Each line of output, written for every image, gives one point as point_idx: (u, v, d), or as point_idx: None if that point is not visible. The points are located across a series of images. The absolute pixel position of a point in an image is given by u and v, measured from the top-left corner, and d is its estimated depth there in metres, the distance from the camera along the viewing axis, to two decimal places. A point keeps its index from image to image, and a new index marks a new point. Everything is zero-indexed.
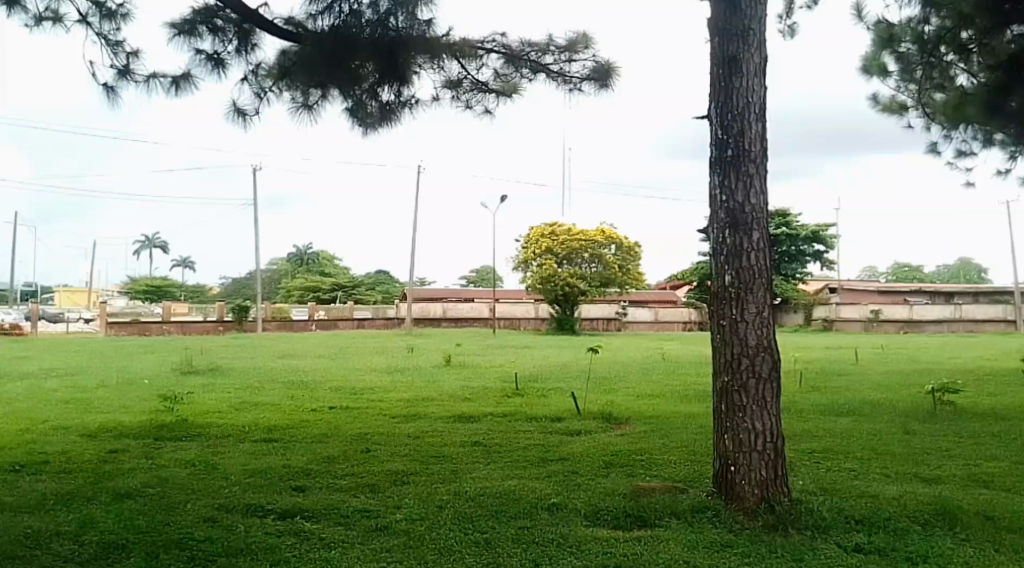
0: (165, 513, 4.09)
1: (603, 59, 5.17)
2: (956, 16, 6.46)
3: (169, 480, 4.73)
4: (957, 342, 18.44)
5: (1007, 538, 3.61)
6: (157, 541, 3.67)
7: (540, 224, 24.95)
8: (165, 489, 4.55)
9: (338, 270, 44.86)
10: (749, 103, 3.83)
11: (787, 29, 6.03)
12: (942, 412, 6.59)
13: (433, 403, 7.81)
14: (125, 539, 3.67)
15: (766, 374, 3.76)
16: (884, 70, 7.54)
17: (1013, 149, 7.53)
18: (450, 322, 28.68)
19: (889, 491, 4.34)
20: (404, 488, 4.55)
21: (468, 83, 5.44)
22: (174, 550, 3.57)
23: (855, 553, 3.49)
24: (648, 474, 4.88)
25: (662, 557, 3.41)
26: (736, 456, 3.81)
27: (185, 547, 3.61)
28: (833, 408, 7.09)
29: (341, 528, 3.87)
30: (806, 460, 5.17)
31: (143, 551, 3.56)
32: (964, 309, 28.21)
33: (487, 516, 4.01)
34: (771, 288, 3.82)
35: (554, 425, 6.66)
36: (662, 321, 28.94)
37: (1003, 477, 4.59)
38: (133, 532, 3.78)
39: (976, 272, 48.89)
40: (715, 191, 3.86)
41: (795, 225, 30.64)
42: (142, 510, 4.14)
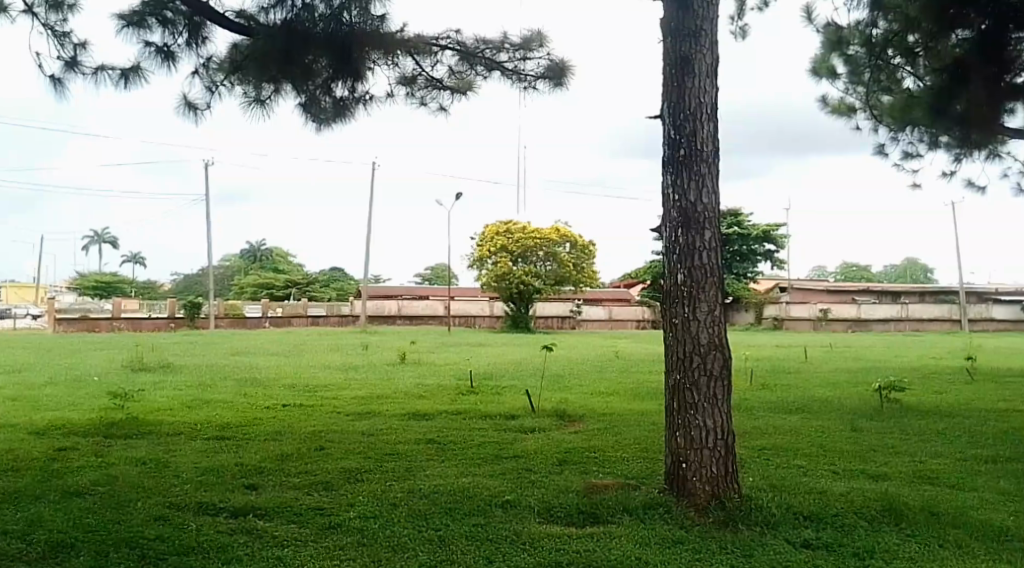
0: (115, 511, 3.96)
1: (558, 57, 5.14)
2: (903, 19, 6.56)
3: (119, 478, 4.58)
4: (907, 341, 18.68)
5: (951, 534, 3.68)
6: (105, 541, 3.53)
7: (493, 223, 24.88)
8: (115, 487, 4.40)
9: (292, 267, 44.32)
10: (700, 103, 3.84)
11: (739, 30, 6.07)
12: (889, 409, 6.73)
13: (387, 401, 7.73)
14: (74, 538, 3.54)
15: (717, 372, 3.77)
16: (833, 73, 7.69)
17: (957, 151, 7.72)
18: (405, 320, 28.50)
19: (836, 488, 4.41)
20: (357, 486, 4.47)
21: (422, 79, 5.38)
22: (124, 549, 3.45)
23: (803, 549, 3.52)
24: (601, 471, 4.88)
25: (615, 554, 3.40)
26: (687, 453, 3.82)
27: (135, 545, 3.49)
28: (782, 405, 7.19)
29: (294, 526, 3.78)
30: (756, 457, 5.23)
31: (93, 549, 3.44)
32: (909, 309, 28.96)
33: (440, 513, 3.96)
34: (723, 286, 3.84)
35: (509, 422, 6.63)
36: (616, 319, 29.17)
37: (947, 473, 4.70)
38: (82, 531, 3.65)
39: (920, 272, 50.27)
40: (668, 190, 3.86)
41: (746, 225, 31.09)
42: (91, 508, 4.00)
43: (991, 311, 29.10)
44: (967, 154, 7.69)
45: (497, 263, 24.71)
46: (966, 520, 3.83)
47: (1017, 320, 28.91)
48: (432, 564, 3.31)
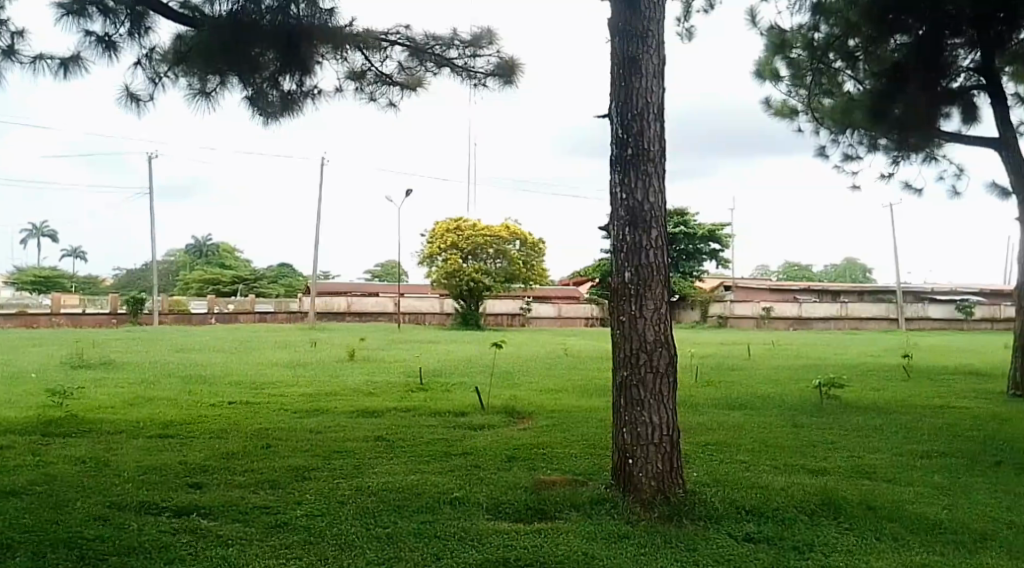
0: (52, 511, 3.85)
1: (508, 55, 5.16)
2: (844, 24, 6.71)
3: (57, 478, 4.45)
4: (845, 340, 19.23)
5: (887, 527, 3.81)
6: (43, 541, 3.45)
7: (443, 220, 24.86)
8: (53, 487, 4.28)
9: (239, 262, 43.60)
10: (647, 103, 3.90)
11: (685, 33, 6.16)
12: (829, 405, 6.92)
13: (335, 398, 7.66)
14: (9, 540, 3.44)
15: (663, 368, 3.84)
16: (776, 76, 7.87)
17: (895, 154, 7.96)
18: (354, 316, 28.25)
19: (777, 482, 4.52)
20: (305, 483, 4.43)
21: (372, 74, 5.34)
22: (62, 549, 3.37)
23: (745, 543, 3.61)
24: (549, 467, 4.92)
25: (561, 549, 3.44)
26: (634, 449, 3.87)
27: (74, 545, 3.41)
28: (726, 402, 7.34)
29: (238, 525, 3.73)
30: (701, 453, 5.33)
31: (29, 550, 3.35)
32: (849, 307, 29.79)
33: (389, 511, 3.95)
34: (669, 285, 3.91)
35: (458, 419, 6.63)
36: (565, 316, 29.36)
37: (883, 468, 4.86)
38: (18, 532, 3.54)
39: (859, 272, 51.67)
40: (615, 189, 3.91)
41: (692, 225, 31.62)
42: (27, 508, 3.88)
43: (926, 310, 30.09)
44: (903, 157, 7.94)
45: (447, 260, 24.61)
46: (901, 514, 3.96)
47: (950, 318, 29.94)
48: (380, 562, 3.30)
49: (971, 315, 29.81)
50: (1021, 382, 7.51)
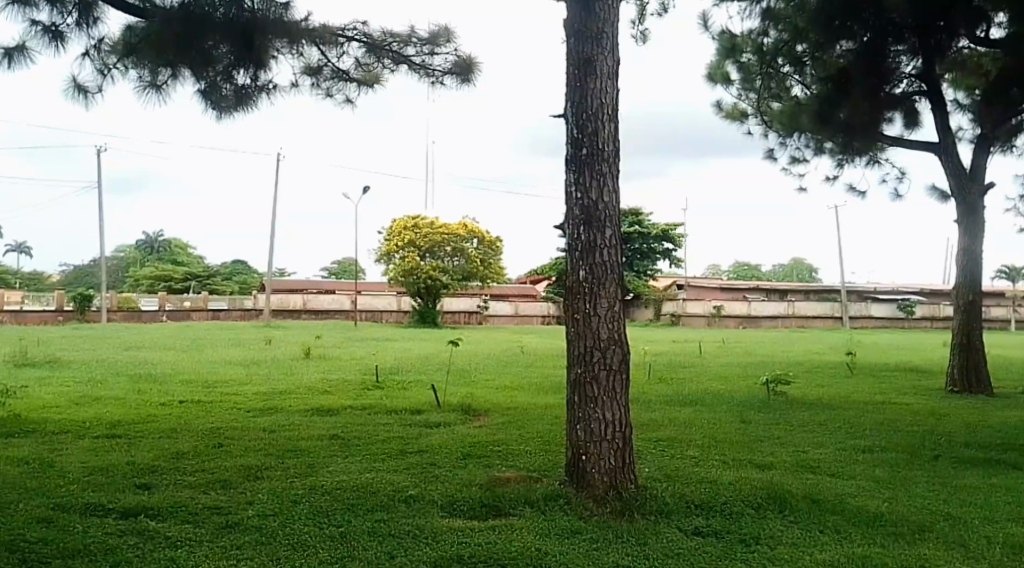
0: None
1: (465, 53, 5.18)
2: (792, 29, 6.85)
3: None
4: (790, 337, 19.69)
5: (830, 520, 3.93)
6: None
7: (403, 218, 24.66)
8: None
9: (191, 259, 42.85)
10: (602, 104, 3.96)
11: (639, 35, 6.25)
12: (776, 401, 7.09)
13: (290, 397, 7.60)
14: None
15: (616, 366, 3.91)
16: (727, 79, 8.02)
17: (840, 158, 8.18)
18: (310, 314, 27.97)
19: (726, 477, 4.63)
20: (259, 483, 4.40)
21: (328, 70, 5.32)
22: (3, 553, 3.31)
23: (694, 536, 3.69)
24: (504, 464, 4.96)
25: (515, 545, 3.48)
26: (587, 446, 3.93)
27: (16, 549, 3.35)
28: (678, 398, 7.47)
29: (188, 526, 3.70)
30: (652, 448, 5.42)
31: None
32: (796, 306, 30.45)
33: (343, 509, 3.95)
34: (623, 283, 3.97)
35: (414, 417, 6.63)
36: (522, 315, 29.47)
37: (827, 462, 5.01)
38: None
39: (807, 272, 52.77)
40: (571, 188, 3.97)
41: (646, 225, 32.00)
42: None
43: (869, 309, 30.91)
44: (848, 160, 8.16)
45: (404, 258, 24.53)
46: (843, 507, 4.10)
47: (892, 317, 30.78)
48: (333, 560, 3.31)
49: (911, 314, 30.68)
50: (958, 379, 7.78)
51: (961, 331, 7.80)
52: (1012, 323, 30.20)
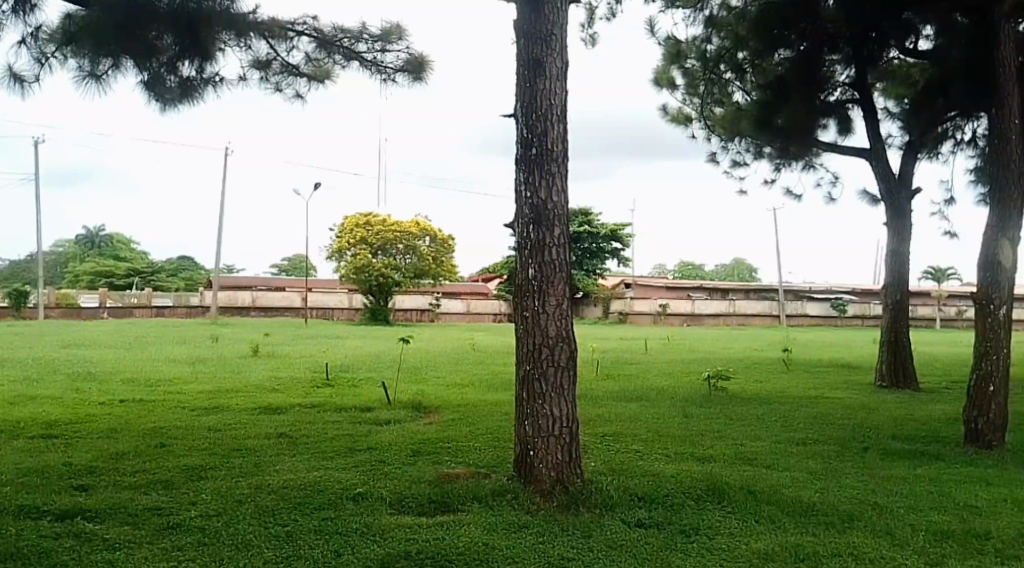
0: None
1: (417, 51, 5.24)
2: (733, 38, 7.03)
3: None
4: (729, 335, 20.14)
5: (764, 510, 4.10)
6: None
7: (353, 215, 24.73)
8: None
9: (135, 254, 41.91)
10: (551, 105, 4.06)
11: (589, 38, 6.37)
12: (716, 397, 7.29)
13: (237, 395, 7.55)
14: None
15: (563, 363, 4.01)
16: (672, 84, 8.20)
17: (778, 162, 8.43)
18: (258, 311, 27.60)
19: (667, 470, 4.79)
20: (202, 483, 4.40)
21: (278, 64, 5.33)
22: None
23: (636, 528, 3.82)
24: (453, 460, 5.05)
25: (463, 541, 3.56)
26: (535, 441, 4.04)
27: None
28: (623, 394, 7.64)
29: (127, 527, 3.70)
30: (598, 443, 5.56)
31: None
32: (738, 304, 31.13)
33: (289, 508, 3.98)
34: (570, 281, 4.08)
35: (365, 415, 6.66)
36: (473, 312, 29.52)
37: (763, 455, 5.21)
38: None
39: (749, 272, 53.92)
40: (521, 187, 4.06)
41: (595, 224, 32.42)
42: None
43: (805, 308, 31.72)
44: (787, 165, 8.42)
45: (356, 255, 24.41)
46: (777, 497, 4.27)
47: (826, 315, 31.65)
48: (278, 560, 3.35)
49: (845, 313, 31.59)
50: (887, 375, 8.10)
51: (890, 329, 8.13)
52: (938, 321, 31.31)
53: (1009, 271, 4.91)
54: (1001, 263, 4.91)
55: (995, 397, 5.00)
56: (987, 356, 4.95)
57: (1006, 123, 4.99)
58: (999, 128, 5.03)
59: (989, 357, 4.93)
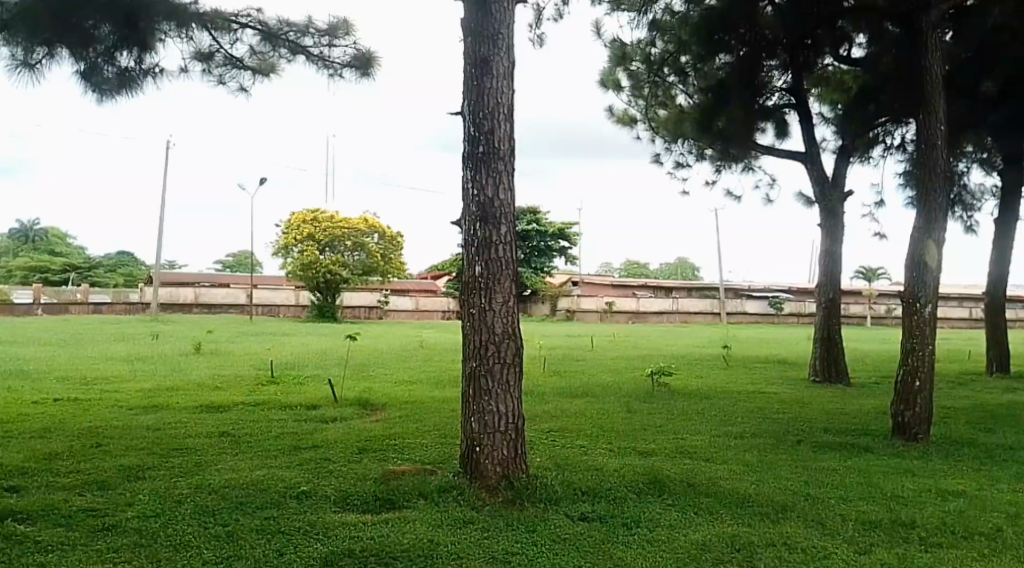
0: None
1: (365, 47, 5.22)
2: (677, 41, 7.16)
3: None
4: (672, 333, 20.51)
5: (703, 502, 4.22)
6: None
7: (301, 211, 24.34)
8: None
9: (71, 250, 40.74)
10: (498, 103, 4.09)
11: (537, 39, 6.43)
12: (659, 392, 7.44)
13: (178, 393, 7.43)
14: None
15: (510, 359, 4.06)
16: (618, 86, 8.31)
17: (719, 164, 8.62)
18: (201, 308, 27.06)
19: (611, 464, 4.88)
20: (139, 484, 4.33)
21: (220, 57, 5.26)
22: None
23: (580, 522, 3.89)
24: (399, 458, 5.05)
25: (408, 538, 3.58)
26: (481, 437, 4.07)
27: None
28: (569, 390, 7.73)
29: (60, 529, 3.63)
30: (544, 438, 5.63)
31: None
32: (681, 303, 31.68)
33: (230, 508, 3.95)
34: (517, 279, 4.12)
35: (310, 413, 6.62)
36: (422, 309, 29.40)
37: (703, 448, 5.34)
38: None
39: (692, 271, 54.85)
40: (468, 184, 4.09)
41: (544, 223, 32.64)
42: None
43: (745, 306, 32.44)
44: (727, 166, 8.61)
45: (303, 251, 24.08)
46: (716, 489, 4.39)
47: (764, 313, 32.37)
48: (216, 561, 3.32)
49: (782, 310, 32.43)
50: (820, 370, 8.36)
51: (825, 327, 8.38)
52: (868, 319, 32.29)
53: (934, 269, 5.12)
54: (927, 262, 5.13)
55: (921, 391, 5.21)
56: (913, 352, 5.16)
57: (933, 129, 5.20)
58: (927, 133, 5.24)
59: (916, 352, 5.14)
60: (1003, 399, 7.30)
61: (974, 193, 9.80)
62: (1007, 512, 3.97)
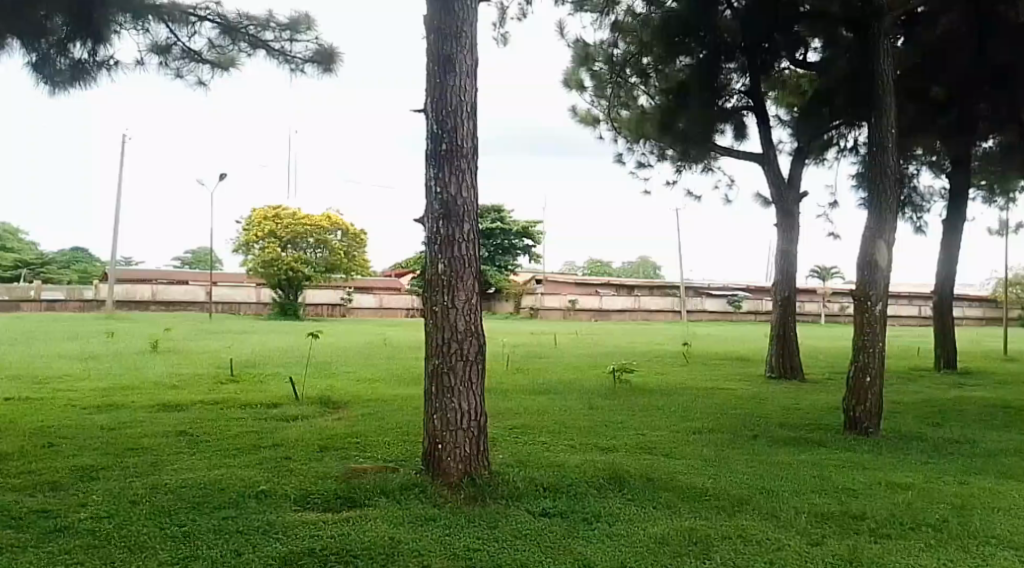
0: None
1: (327, 43, 5.19)
2: (638, 43, 7.24)
3: None
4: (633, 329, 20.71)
5: (662, 496, 4.29)
6: None
7: (262, 207, 24.10)
8: None
9: (23, 245, 39.73)
10: (461, 101, 4.11)
11: (501, 37, 6.46)
12: (620, 389, 7.52)
13: (134, 392, 7.31)
14: None
15: (472, 356, 4.08)
16: (581, 86, 8.36)
17: (680, 164, 8.73)
18: (159, 305, 26.60)
19: (573, 460, 4.93)
20: (92, 484, 4.26)
21: (178, 49, 5.16)
22: None
23: (541, 517, 3.93)
24: (361, 456, 5.04)
25: (368, 536, 3.58)
26: (443, 434, 4.09)
27: None
28: (532, 387, 7.78)
29: (11, 531, 3.56)
30: (507, 435, 5.66)
31: None
32: (642, 301, 32.04)
33: (187, 508, 3.91)
34: (479, 277, 4.15)
35: (270, 411, 6.57)
36: (385, 307, 29.27)
37: (663, 444, 5.41)
38: None
39: (653, 269, 55.37)
40: (431, 182, 4.10)
41: (507, 221, 32.65)
42: None
43: (704, 304, 32.92)
44: (688, 166, 8.73)
45: (264, 248, 23.79)
46: (675, 484, 4.46)
47: (724, 311, 32.88)
48: (172, 562, 3.29)
49: (740, 308, 32.96)
50: (776, 365, 8.52)
51: (781, 324, 8.54)
52: (823, 316, 32.99)
53: (884, 269, 5.26)
54: (877, 262, 5.26)
55: (872, 386, 5.35)
56: (865, 349, 5.29)
57: (884, 132, 5.33)
58: (878, 137, 5.38)
59: (868, 349, 5.27)
60: (951, 394, 7.52)
61: (923, 194, 10.06)
62: (953, 504, 4.10)
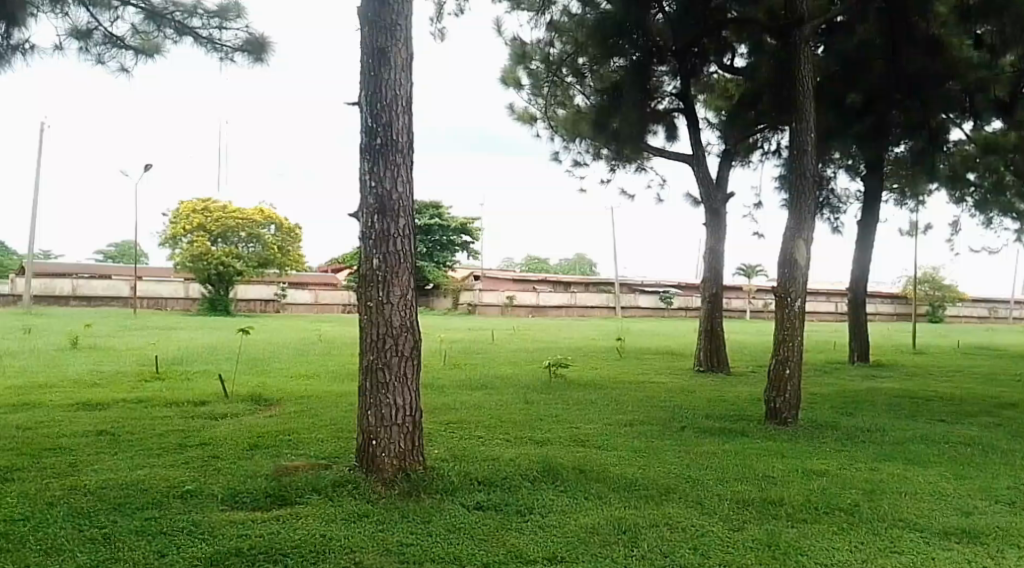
0: None
1: (257, 31, 5.07)
2: (573, 43, 7.34)
3: None
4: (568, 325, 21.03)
5: (592, 487, 4.40)
6: None
7: (190, 199, 23.48)
8: None
9: None
10: (396, 95, 4.12)
11: (437, 32, 6.49)
12: (555, 383, 7.63)
13: (53, 391, 7.06)
14: None
15: (407, 352, 4.11)
16: (518, 84, 8.43)
17: (614, 162, 8.89)
18: (80, 300, 25.66)
19: (507, 454, 4.99)
20: (6, 486, 4.15)
21: (99, 35, 5.06)
22: None
23: (474, 510, 3.99)
24: (293, 453, 5.01)
25: (299, 534, 3.58)
26: (377, 431, 4.11)
27: None
28: (467, 383, 7.84)
29: None
30: (441, 430, 5.71)
31: None
32: (579, 296, 32.45)
33: (107, 509, 3.84)
34: (414, 272, 4.18)
35: (198, 410, 6.45)
36: (320, 303, 28.91)
37: (594, 437, 5.52)
38: None
39: (589, 267, 56.09)
40: (365, 176, 4.10)
41: (446, 217, 32.63)
42: None
43: (637, 300, 33.58)
44: (622, 165, 8.89)
45: (193, 242, 23.15)
46: (605, 475, 4.58)
47: (656, 307, 33.58)
48: (91, 565, 3.24)
49: (671, 305, 33.72)
50: (704, 359, 8.76)
51: (709, 320, 8.78)
52: (749, 313, 34.02)
53: (803, 268, 5.48)
54: (797, 261, 5.48)
55: (792, 379, 5.58)
56: (785, 343, 5.51)
57: (805, 136, 5.55)
58: (799, 140, 5.60)
59: (788, 343, 5.49)
60: (866, 386, 7.88)
61: (842, 196, 10.46)
62: (865, 489, 4.32)
